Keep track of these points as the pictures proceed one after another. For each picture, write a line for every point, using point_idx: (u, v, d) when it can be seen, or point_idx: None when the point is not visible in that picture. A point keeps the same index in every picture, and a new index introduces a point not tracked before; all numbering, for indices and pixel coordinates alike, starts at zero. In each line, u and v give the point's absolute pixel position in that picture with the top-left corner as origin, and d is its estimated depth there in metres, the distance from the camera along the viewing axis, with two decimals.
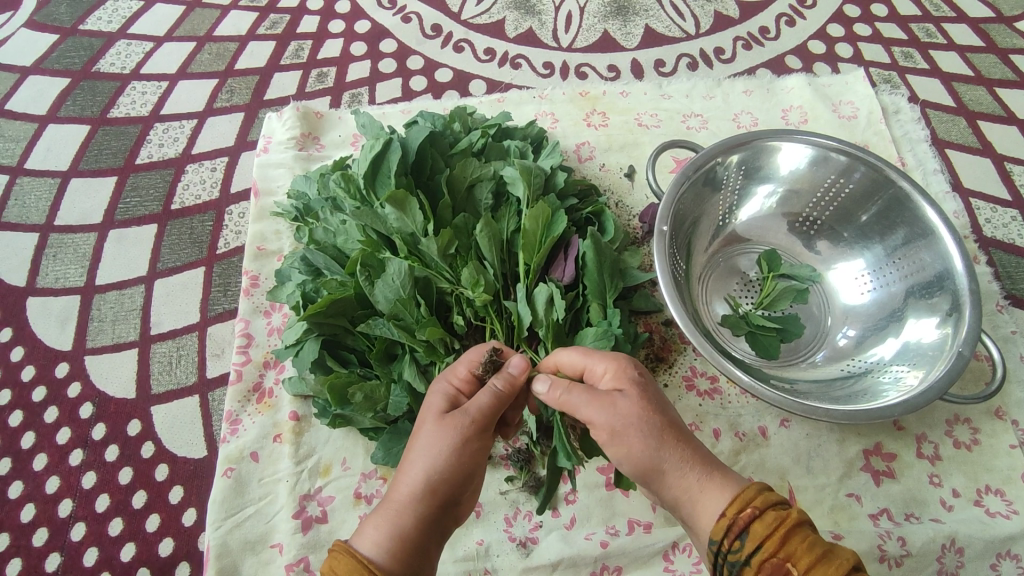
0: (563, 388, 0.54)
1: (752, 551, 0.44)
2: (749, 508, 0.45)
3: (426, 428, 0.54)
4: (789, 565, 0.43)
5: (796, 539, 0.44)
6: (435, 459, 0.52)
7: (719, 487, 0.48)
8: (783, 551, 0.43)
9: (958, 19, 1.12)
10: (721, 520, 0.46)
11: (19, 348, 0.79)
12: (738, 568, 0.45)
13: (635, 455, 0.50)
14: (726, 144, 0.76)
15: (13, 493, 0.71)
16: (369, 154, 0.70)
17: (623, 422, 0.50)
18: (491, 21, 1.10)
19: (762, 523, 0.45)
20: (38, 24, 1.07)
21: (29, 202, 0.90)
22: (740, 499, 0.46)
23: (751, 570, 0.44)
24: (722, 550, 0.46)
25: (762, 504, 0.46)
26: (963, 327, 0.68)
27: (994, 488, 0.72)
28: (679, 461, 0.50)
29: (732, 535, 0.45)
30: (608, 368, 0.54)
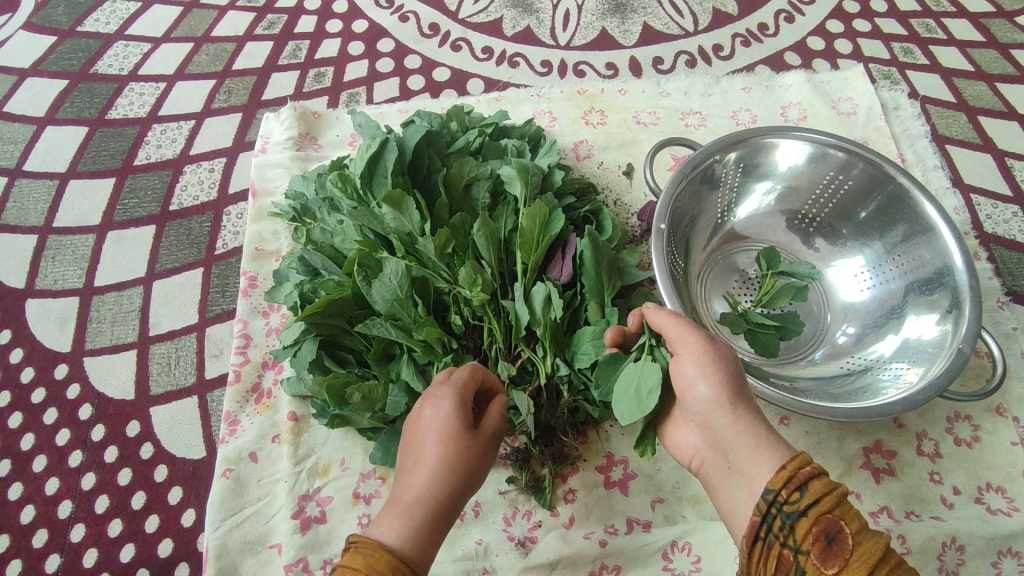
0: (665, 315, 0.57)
1: (810, 503, 0.44)
2: (810, 466, 0.46)
3: (446, 433, 0.53)
4: (842, 523, 0.43)
5: (849, 504, 0.44)
6: (462, 469, 0.52)
7: (776, 446, 0.49)
8: (838, 510, 0.44)
9: (958, 14, 1.12)
10: (782, 471, 0.47)
11: (18, 350, 0.79)
12: (791, 518, 0.44)
13: (717, 382, 0.52)
14: (724, 142, 0.76)
15: (13, 495, 0.72)
16: (365, 153, 0.70)
17: (716, 353, 0.54)
18: (489, 19, 1.10)
19: (821, 481, 0.45)
20: (36, 26, 1.07)
21: (28, 204, 0.90)
22: (804, 457, 0.47)
23: (806, 520, 0.44)
24: (777, 500, 0.46)
25: (820, 467, 0.46)
26: (962, 324, 0.67)
27: (995, 485, 0.72)
28: (750, 405, 0.52)
29: (792, 486, 0.45)
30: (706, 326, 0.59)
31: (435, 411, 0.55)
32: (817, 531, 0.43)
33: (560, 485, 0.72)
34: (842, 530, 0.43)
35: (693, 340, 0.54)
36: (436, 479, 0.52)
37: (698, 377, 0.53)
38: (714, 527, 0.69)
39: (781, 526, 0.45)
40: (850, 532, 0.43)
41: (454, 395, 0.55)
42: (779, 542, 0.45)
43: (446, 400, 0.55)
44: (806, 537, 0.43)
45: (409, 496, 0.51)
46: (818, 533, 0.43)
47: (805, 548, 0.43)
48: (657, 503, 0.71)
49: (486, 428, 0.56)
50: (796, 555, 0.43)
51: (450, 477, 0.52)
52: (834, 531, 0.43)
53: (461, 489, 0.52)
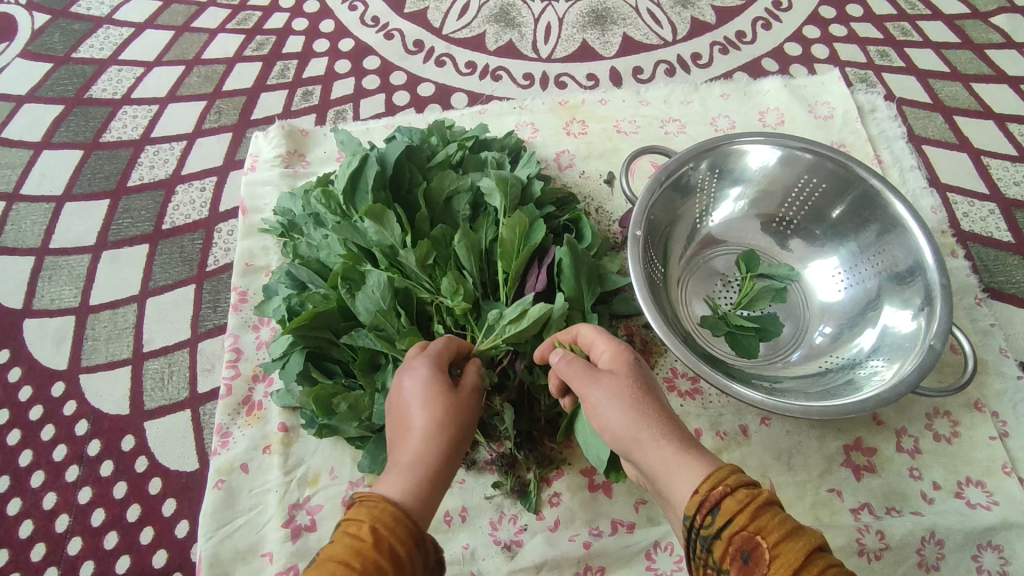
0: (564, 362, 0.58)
1: (723, 525, 0.46)
2: (721, 485, 0.47)
3: (427, 390, 0.56)
4: (758, 538, 0.44)
5: (766, 515, 0.45)
6: (449, 420, 0.55)
7: (691, 465, 0.50)
8: (753, 525, 0.45)
9: (933, 17, 1.13)
10: (694, 497, 0.48)
11: (16, 369, 0.82)
12: (709, 541, 0.47)
13: (623, 422, 0.53)
14: (697, 149, 0.78)
15: (11, 510, 0.73)
16: (347, 170, 0.72)
17: (608, 389, 0.54)
18: (472, 34, 1.12)
19: (733, 500, 0.46)
20: (33, 53, 1.10)
21: (26, 227, 0.93)
22: (715, 477, 0.48)
23: (721, 543, 0.46)
24: (695, 525, 0.48)
25: (734, 483, 0.47)
26: (934, 320, 0.69)
27: (975, 480, 0.73)
28: (654, 432, 0.52)
29: (705, 510, 0.47)
30: (608, 351, 0.58)
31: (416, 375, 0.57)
32: (733, 552, 0.45)
33: (545, 489, 0.74)
34: (758, 545, 0.44)
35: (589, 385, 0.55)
36: (428, 430, 0.54)
37: (606, 417, 0.54)
38: None
39: (703, 548, 0.47)
40: (768, 546, 0.44)
41: (430, 359, 0.59)
42: (706, 563, 0.47)
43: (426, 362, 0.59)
44: (725, 558, 0.45)
45: (404, 455, 0.53)
46: (735, 553, 0.45)
47: (726, 568, 0.45)
48: (641, 504, 0.72)
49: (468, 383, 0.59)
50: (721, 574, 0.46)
51: (442, 429, 0.54)
52: (749, 549, 0.44)
53: (454, 443, 0.54)
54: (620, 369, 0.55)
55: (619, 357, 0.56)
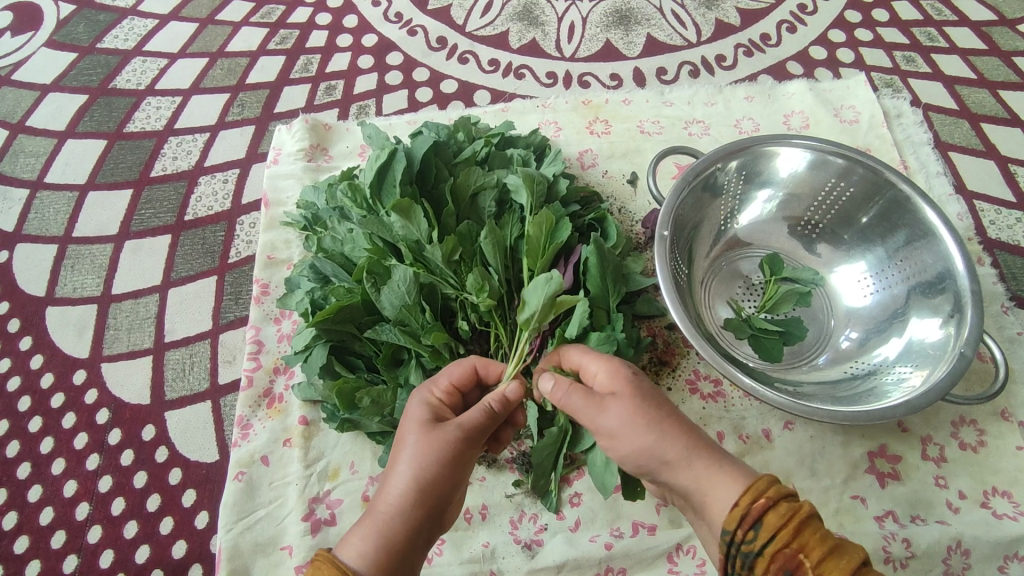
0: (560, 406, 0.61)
1: (765, 543, 0.45)
2: (763, 499, 0.46)
3: (411, 438, 0.55)
4: (801, 556, 0.44)
5: (809, 531, 0.45)
6: (426, 468, 0.52)
7: (727, 479, 0.49)
8: (796, 543, 0.44)
9: (960, 23, 1.13)
10: (734, 512, 0.47)
11: (39, 356, 0.82)
12: (750, 557, 0.46)
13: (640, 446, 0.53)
14: (726, 150, 0.77)
15: (32, 497, 0.74)
16: (375, 164, 0.72)
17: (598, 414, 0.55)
18: (495, 32, 1.12)
19: (776, 515, 0.45)
20: (58, 43, 1.11)
21: (49, 215, 0.93)
22: (754, 491, 0.47)
23: (763, 561, 0.45)
24: (734, 541, 0.47)
25: (775, 497, 0.46)
26: (965, 327, 0.68)
27: (1001, 490, 0.72)
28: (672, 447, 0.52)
29: (747, 526, 0.46)
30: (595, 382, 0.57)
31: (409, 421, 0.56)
32: (775, 570, 0.44)
33: (566, 488, 0.73)
34: (800, 564, 0.44)
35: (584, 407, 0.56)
36: (410, 485, 0.52)
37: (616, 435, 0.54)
38: None
39: (743, 565, 0.46)
40: (809, 566, 0.43)
41: (426, 403, 0.58)
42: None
43: (421, 408, 0.57)
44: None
45: (376, 503, 0.52)
46: (779, 570, 0.44)
47: None
48: (662, 506, 0.71)
49: (460, 424, 0.55)
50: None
51: (417, 475, 0.52)
52: (791, 568, 0.44)
53: (430, 490, 0.52)
54: (621, 390, 0.55)
55: (614, 376, 0.56)
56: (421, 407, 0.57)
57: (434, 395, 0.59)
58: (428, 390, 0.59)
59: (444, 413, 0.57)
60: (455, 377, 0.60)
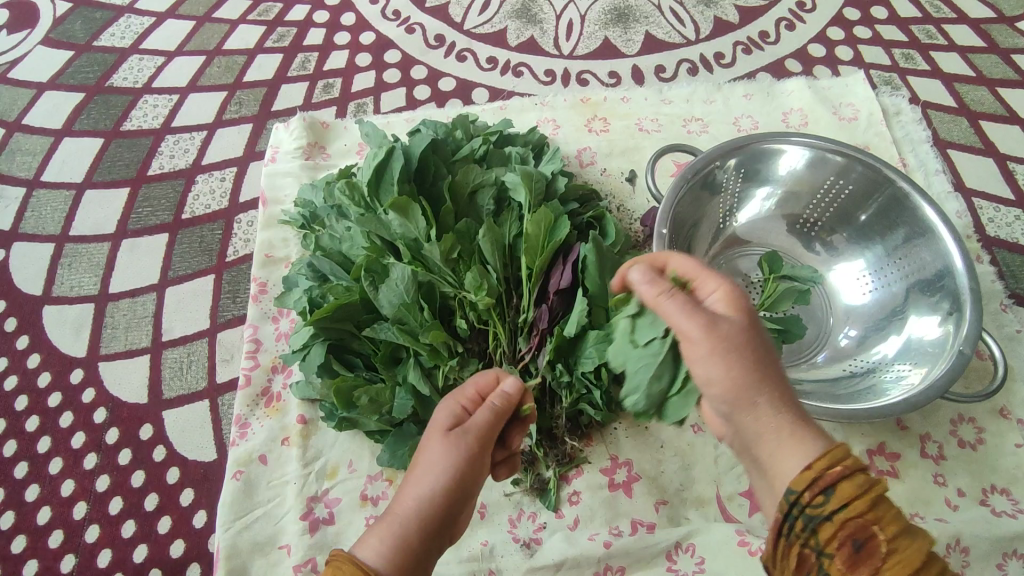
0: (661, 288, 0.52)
1: (837, 509, 0.44)
2: (841, 466, 0.45)
3: (431, 443, 0.53)
4: (875, 528, 0.43)
5: (884, 509, 0.44)
6: (432, 473, 0.51)
7: (802, 448, 0.46)
8: (870, 515, 0.43)
9: (959, 20, 1.12)
10: (806, 472, 0.45)
11: (35, 355, 0.82)
12: (814, 522, 0.44)
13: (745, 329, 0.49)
14: (724, 148, 0.77)
15: (29, 497, 0.73)
16: (372, 162, 0.72)
17: (729, 333, 0.49)
18: (493, 30, 1.12)
19: (854, 485, 0.44)
20: (54, 41, 1.10)
21: (46, 213, 0.93)
22: (831, 457, 0.45)
23: (831, 526, 0.44)
24: (801, 501, 0.45)
25: (851, 467, 0.45)
26: (964, 325, 0.68)
27: (1000, 487, 0.72)
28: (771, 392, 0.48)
29: (818, 490, 0.44)
30: (721, 288, 0.52)
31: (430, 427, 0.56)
32: (844, 537, 0.43)
33: (565, 486, 0.73)
34: (873, 536, 0.43)
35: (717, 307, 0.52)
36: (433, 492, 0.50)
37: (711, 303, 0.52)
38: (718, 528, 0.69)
39: (804, 527, 0.45)
40: (884, 539, 0.43)
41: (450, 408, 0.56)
42: (801, 542, 0.45)
43: (443, 413, 0.56)
44: (831, 540, 0.44)
45: (393, 507, 0.51)
46: (846, 539, 0.43)
47: (829, 552, 0.44)
48: (661, 505, 0.72)
49: (470, 424, 0.54)
50: (820, 556, 0.44)
51: (427, 476, 0.51)
52: (863, 538, 0.43)
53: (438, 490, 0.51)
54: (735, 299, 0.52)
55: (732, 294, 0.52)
56: (442, 415, 0.56)
57: (458, 399, 0.57)
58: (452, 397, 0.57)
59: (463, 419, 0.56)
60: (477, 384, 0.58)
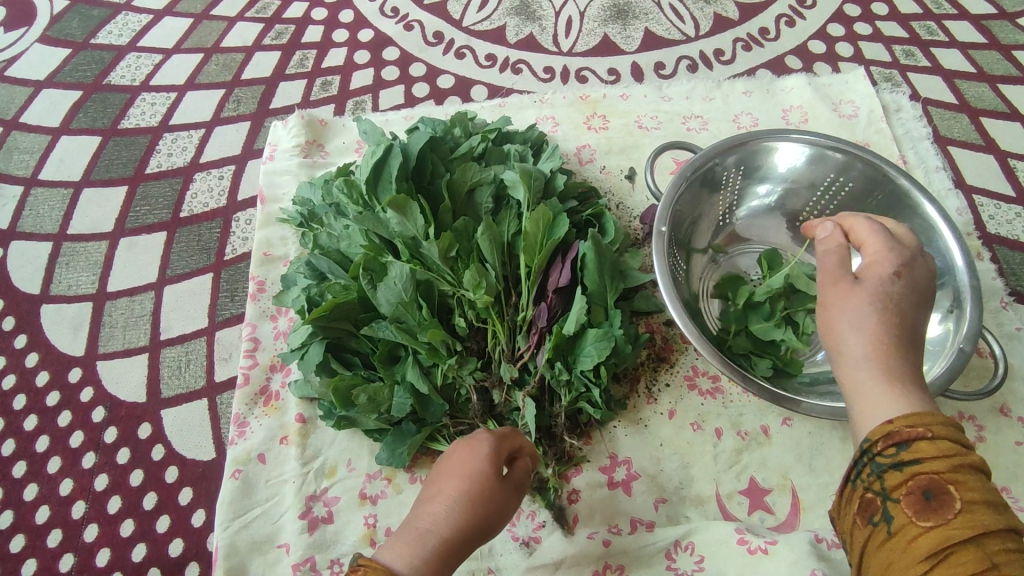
0: (826, 245, 0.61)
1: (909, 461, 0.45)
2: (922, 428, 0.46)
3: (477, 471, 0.55)
4: (950, 487, 0.43)
5: (966, 474, 0.43)
6: (473, 512, 0.53)
7: (902, 399, 0.50)
8: (947, 475, 0.44)
9: (960, 16, 1.12)
10: (886, 425, 0.48)
11: (33, 354, 0.81)
12: (882, 470, 0.47)
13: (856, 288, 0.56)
14: (724, 145, 0.77)
15: (28, 496, 0.73)
16: (371, 159, 0.71)
17: (869, 279, 0.56)
18: (492, 27, 1.11)
19: (932, 446, 0.45)
20: (51, 39, 1.10)
21: (44, 212, 0.92)
22: (916, 417, 0.47)
23: (899, 475, 0.45)
24: (873, 449, 0.48)
25: (939, 432, 0.45)
26: (964, 323, 0.68)
27: (1000, 486, 0.72)
28: (867, 336, 0.53)
29: (891, 441, 0.47)
30: (881, 249, 0.58)
31: (471, 451, 0.57)
32: (912, 486, 0.44)
33: (564, 485, 0.73)
34: (947, 493, 0.43)
35: (875, 261, 0.58)
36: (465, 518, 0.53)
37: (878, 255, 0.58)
38: (717, 527, 0.69)
39: (872, 473, 0.47)
40: (959, 499, 0.43)
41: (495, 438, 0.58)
42: (868, 487, 0.48)
43: (482, 453, 0.56)
44: (899, 487, 0.45)
45: (419, 521, 0.53)
46: (915, 489, 0.44)
47: (895, 497, 0.45)
48: (660, 503, 0.72)
49: (512, 476, 0.57)
50: (885, 501, 0.46)
51: (464, 508, 0.53)
52: (932, 491, 0.44)
53: (473, 530, 0.53)
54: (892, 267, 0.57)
55: (885, 260, 0.57)
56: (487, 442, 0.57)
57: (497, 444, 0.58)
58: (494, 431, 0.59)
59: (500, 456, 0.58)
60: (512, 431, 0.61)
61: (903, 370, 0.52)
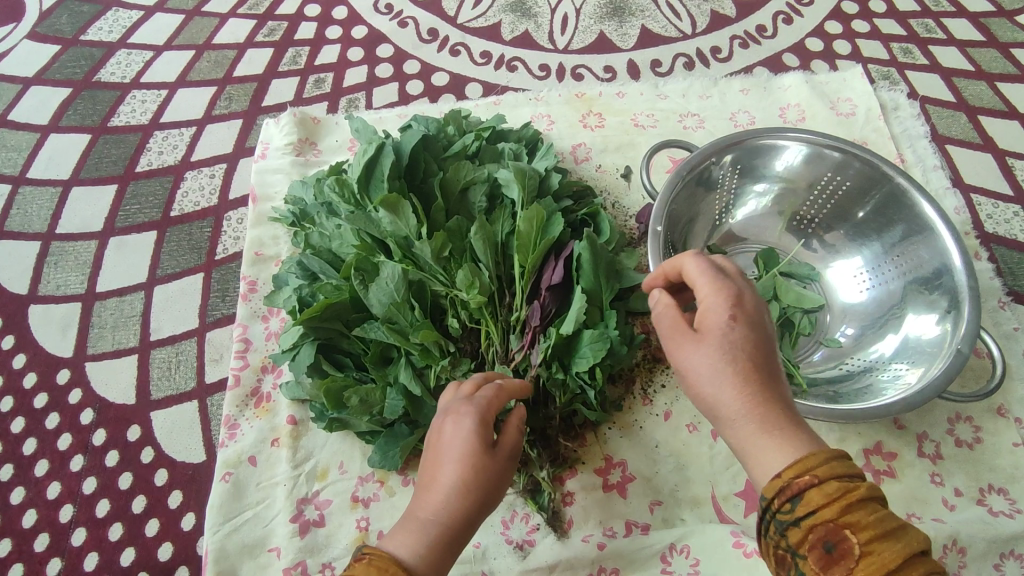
0: (657, 310, 0.54)
1: (806, 515, 0.43)
2: (809, 475, 0.43)
3: (469, 451, 0.51)
4: (847, 532, 0.41)
5: (859, 510, 0.42)
6: (475, 488, 0.50)
7: (784, 448, 0.46)
8: (842, 519, 0.42)
9: (958, 14, 1.11)
10: (777, 481, 0.44)
11: (21, 355, 0.80)
12: (784, 527, 0.44)
13: (709, 354, 0.49)
14: (721, 143, 0.76)
15: (15, 499, 0.72)
16: (362, 158, 0.70)
17: (708, 332, 0.49)
18: (487, 24, 1.10)
19: (822, 492, 0.42)
20: (41, 35, 1.08)
21: (32, 211, 0.91)
22: (801, 466, 0.44)
23: (800, 531, 0.43)
24: (771, 508, 0.45)
25: (824, 474, 0.43)
26: (962, 324, 0.67)
27: (997, 487, 0.72)
28: (732, 394, 0.48)
29: (784, 498, 0.44)
30: (714, 290, 0.50)
31: (459, 427, 0.52)
32: (814, 540, 0.42)
33: (558, 487, 0.72)
34: (845, 538, 0.41)
35: (708, 311, 0.50)
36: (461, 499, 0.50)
37: (711, 302, 0.50)
38: (713, 530, 0.69)
39: (778, 532, 0.45)
40: (857, 541, 0.41)
41: (483, 410, 0.53)
42: (777, 544, 0.45)
43: (470, 423, 0.52)
44: (803, 543, 0.43)
45: (419, 507, 0.50)
46: (816, 542, 0.42)
47: (802, 554, 0.43)
48: (655, 505, 0.71)
49: (503, 444, 0.53)
50: (796, 558, 0.44)
51: (461, 490, 0.50)
52: (834, 541, 0.42)
53: (475, 504, 0.50)
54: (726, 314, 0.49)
55: (728, 304, 0.50)
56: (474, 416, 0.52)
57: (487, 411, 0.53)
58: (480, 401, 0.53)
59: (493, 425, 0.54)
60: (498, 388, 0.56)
61: (780, 414, 0.47)
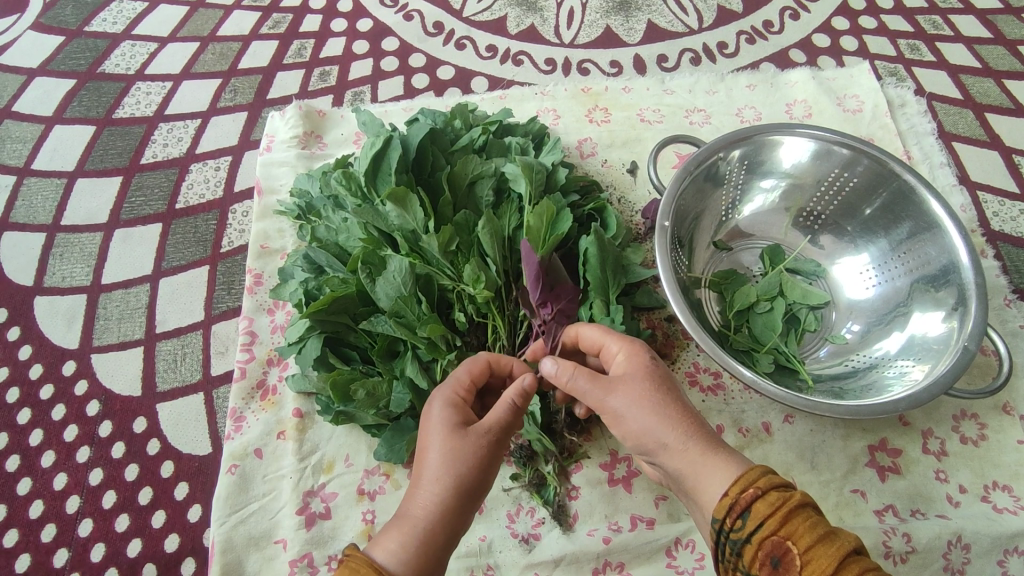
0: (569, 373, 0.55)
1: (753, 530, 0.45)
2: (751, 489, 0.46)
3: (437, 439, 0.53)
4: (789, 543, 0.43)
5: (798, 519, 0.44)
6: (456, 466, 0.51)
7: (725, 468, 0.49)
8: (784, 530, 0.44)
9: (966, 11, 1.11)
10: (724, 500, 0.47)
11: (27, 347, 0.80)
12: (737, 546, 0.46)
13: (636, 399, 0.53)
14: (728, 139, 0.76)
15: (21, 490, 0.72)
16: (369, 151, 0.70)
17: (629, 372, 0.55)
18: (493, 18, 1.10)
19: (764, 504, 0.45)
20: (45, 26, 1.08)
21: (37, 203, 0.91)
22: (743, 481, 0.47)
23: (751, 547, 0.45)
24: (724, 528, 0.47)
25: (764, 486, 0.46)
26: (968, 320, 0.67)
27: (1002, 484, 0.72)
28: (669, 423, 0.52)
29: (734, 515, 0.46)
30: (622, 345, 0.57)
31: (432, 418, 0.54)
32: (762, 557, 0.44)
33: (564, 482, 0.72)
34: (788, 552, 0.43)
35: (620, 363, 0.56)
36: (441, 485, 0.50)
37: (617, 355, 0.57)
38: None
39: (732, 552, 0.47)
40: (798, 552, 0.43)
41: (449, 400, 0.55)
42: (734, 565, 0.47)
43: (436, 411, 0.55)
44: (754, 562, 0.45)
45: (407, 505, 0.51)
46: (764, 558, 0.44)
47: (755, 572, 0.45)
48: (661, 500, 0.71)
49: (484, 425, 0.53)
50: None
51: (440, 478, 0.50)
52: (779, 555, 0.43)
53: (456, 490, 0.50)
54: (633, 371, 0.55)
55: (633, 359, 0.55)
56: (441, 407, 0.55)
57: (455, 392, 0.56)
58: (447, 387, 0.56)
59: (467, 412, 0.55)
60: (471, 371, 0.58)
61: (710, 439, 0.52)
